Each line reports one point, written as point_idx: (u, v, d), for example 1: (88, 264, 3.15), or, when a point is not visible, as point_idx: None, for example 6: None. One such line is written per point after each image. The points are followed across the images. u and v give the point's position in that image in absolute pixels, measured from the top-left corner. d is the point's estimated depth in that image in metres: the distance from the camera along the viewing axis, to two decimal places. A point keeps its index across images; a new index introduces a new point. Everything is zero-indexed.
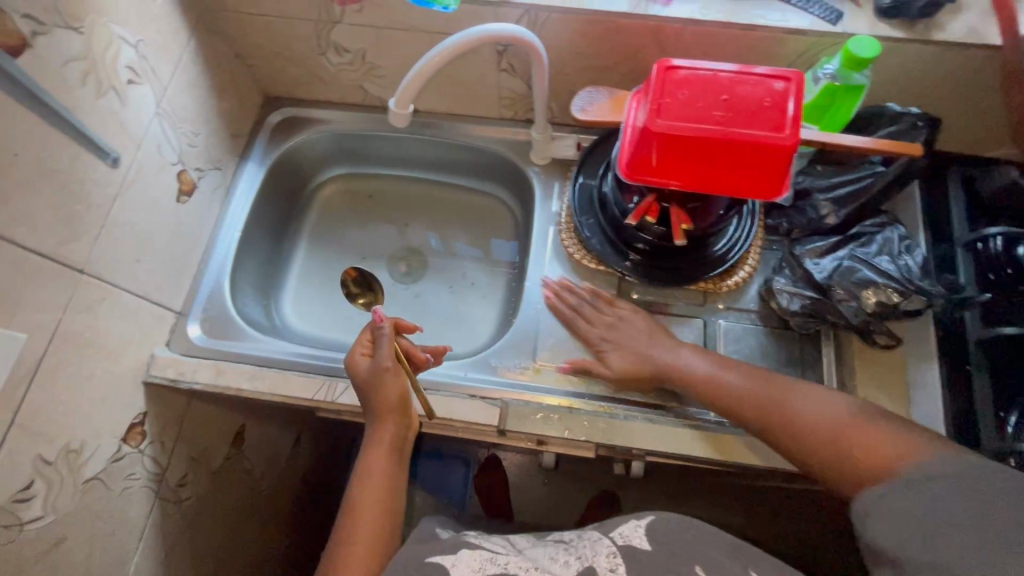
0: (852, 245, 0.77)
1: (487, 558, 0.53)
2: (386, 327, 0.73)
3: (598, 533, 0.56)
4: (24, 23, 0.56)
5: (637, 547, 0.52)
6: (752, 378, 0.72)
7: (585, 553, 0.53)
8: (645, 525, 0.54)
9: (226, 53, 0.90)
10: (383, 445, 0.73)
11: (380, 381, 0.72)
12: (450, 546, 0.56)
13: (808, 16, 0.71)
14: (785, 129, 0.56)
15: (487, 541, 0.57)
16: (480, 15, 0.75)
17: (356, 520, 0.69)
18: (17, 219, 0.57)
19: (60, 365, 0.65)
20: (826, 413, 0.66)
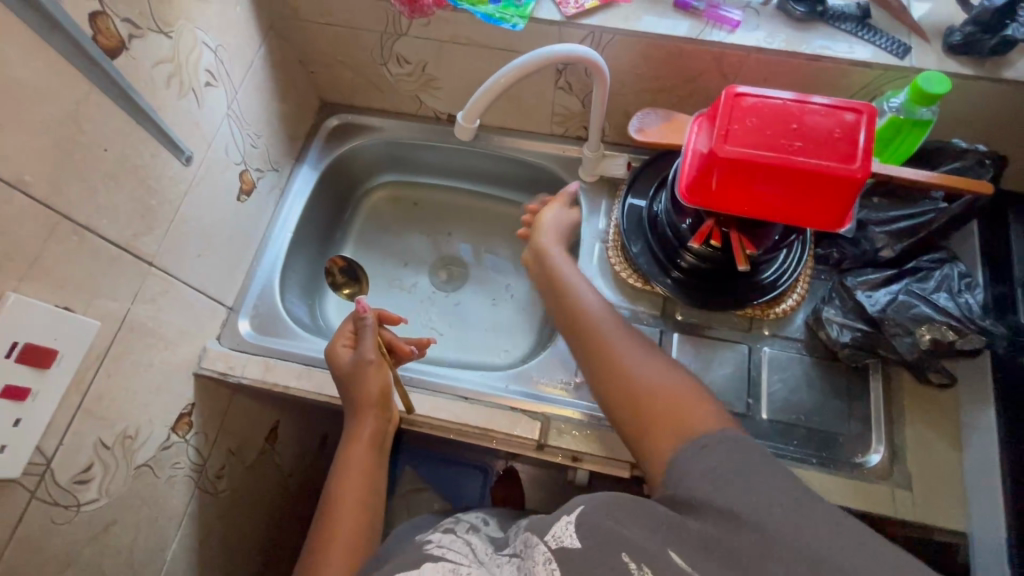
0: (908, 279, 0.76)
1: (450, 568, 0.53)
2: (369, 316, 0.78)
3: (537, 536, 0.49)
4: (124, 27, 0.59)
5: (569, 548, 0.45)
6: (609, 315, 0.69)
7: (528, 564, 0.47)
8: (576, 520, 0.47)
9: (290, 59, 0.93)
10: (365, 440, 0.75)
11: (362, 373, 0.76)
12: (414, 561, 0.55)
13: (875, 49, 0.70)
14: (855, 160, 0.56)
15: (450, 552, 0.57)
16: (546, 35, 0.77)
17: (336, 512, 0.71)
18: (100, 211, 0.60)
19: (125, 353, 0.67)
20: (655, 370, 0.60)
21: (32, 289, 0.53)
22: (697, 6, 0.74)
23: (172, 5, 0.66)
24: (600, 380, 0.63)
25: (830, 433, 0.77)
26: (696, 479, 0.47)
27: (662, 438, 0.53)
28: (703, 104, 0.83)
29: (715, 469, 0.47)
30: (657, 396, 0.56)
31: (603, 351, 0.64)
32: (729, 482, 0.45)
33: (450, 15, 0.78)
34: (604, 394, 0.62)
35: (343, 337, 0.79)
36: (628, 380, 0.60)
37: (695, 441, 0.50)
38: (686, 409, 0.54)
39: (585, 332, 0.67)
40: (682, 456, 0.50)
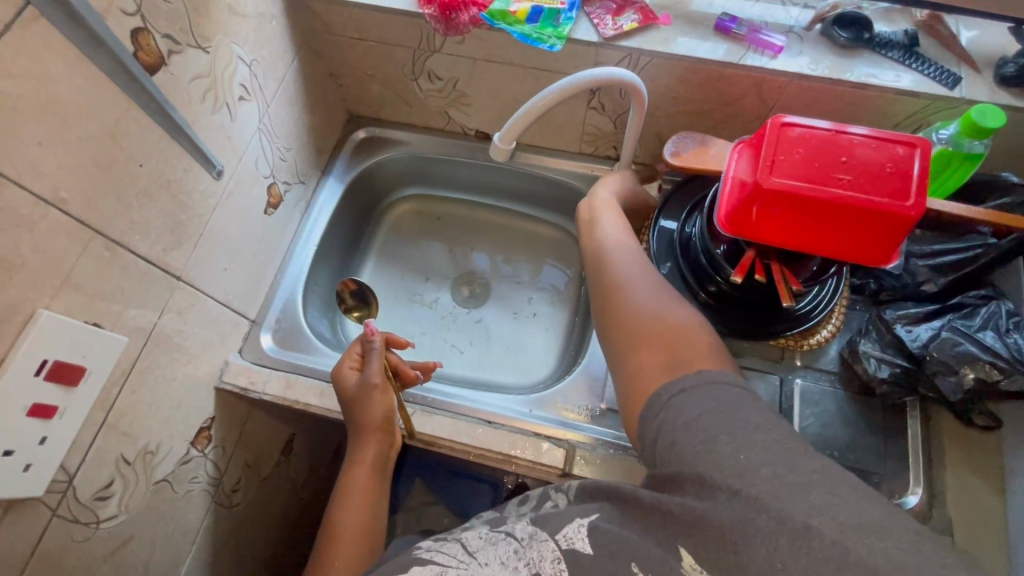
0: (952, 316, 0.73)
1: (437, 573, 0.51)
2: (377, 339, 0.76)
3: (545, 531, 0.51)
4: (164, 42, 0.58)
5: (580, 551, 0.47)
6: (636, 260, 0.69)
7: (532, 557, 0.49)
8: (589, 525, 0.49)
9: (320, 72, 0.93)
10: (368, 463, 0.74)
11: (367, 398, 0.74)
12: (401, 568, 0.53)
13: (923, 79, 0.68)
14: (909, 197, 0.54)
15: (438, 551, 0.54)
16: (583, 55, 0.76)
17: (336, 538, 0.70)
18: (133, 226, 0.59)
19: (151, 367, 0.66)
20: (669, 309, 0.62)
21: (63, 306, 0.53)
22: (738, 30, 0.72)
23: (212, 20, 0.65)
24: (606, 310, 0.65)
25: (865, 472, 0.74)
26: (681, 430, 0.49)
27: (653, 365, 0.57)
28: (740, 128, 0.81)
29: (696, 419, 0.49)
30: (663, 331, 0.59)
31: (621, 287, 0.65)
32: (709, 432, 0.47)
33: (485, 33, 0.77)
34: (608, 322, 0.65)
35: (349, 358, 0.78)
36: (636, 311, 0.62)
37: (688, 376, 0.53)
38: (687, 345, 0.57)
39: (606, 268, 0.69)
40: (675, 388, 0.52)
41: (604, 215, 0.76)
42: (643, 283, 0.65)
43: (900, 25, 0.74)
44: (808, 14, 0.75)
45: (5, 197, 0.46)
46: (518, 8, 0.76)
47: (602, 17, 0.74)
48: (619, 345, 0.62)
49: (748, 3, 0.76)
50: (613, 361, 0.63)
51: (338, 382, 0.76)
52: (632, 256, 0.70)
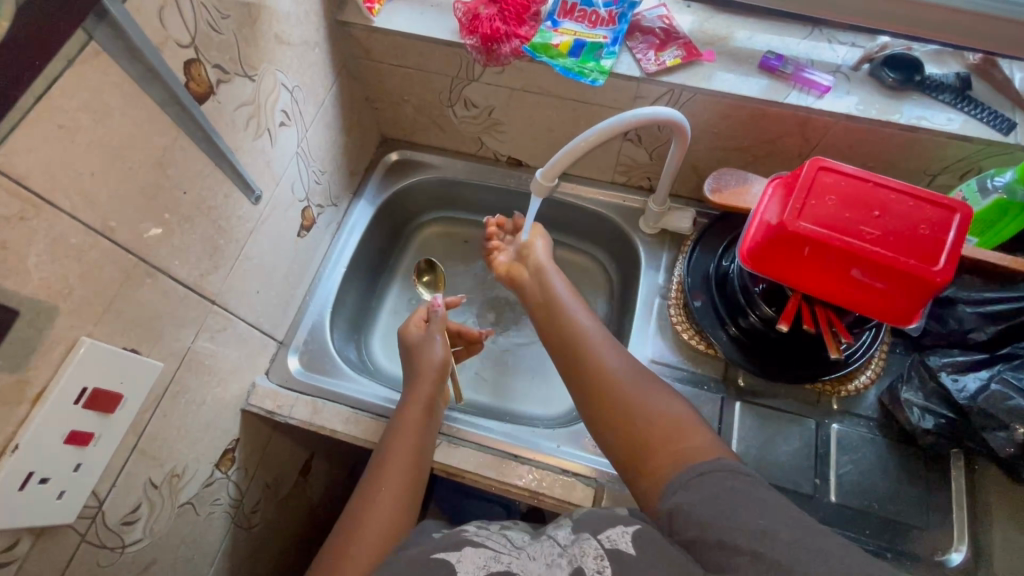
0: (1002, 366, 0.68)
1: (490, 557, 0.50)
2: (441, 310, 0.83)
3: (587, 532, 0.51)
4: (214, 72, 0.59)
5: (624, 553, 0.47)
6: (624, 357, 0.66)
7: (574, 553, 0.48)
8: (633, 532, 0.49)
9: (358, 96, 0.93)
10: (421, 402, 0.73)
11: (429, 344, 0.80)
12: (452, 542, 0.52)
13: (976, 123, 0.67)
14: (938, 263, 0.53)
15: (490, 537, 0.53)
16: (623, 90, 0.75)
17: (384, 476, 0.66)
18: (173, 252, 0.59)
19: (182, 391, 0.66)
20: (652, 395, 0.61)
21: (104, 333, 0.52)
22: (783, 68, 0.71)
23: (260, 49, 0.66)
24: (600, 413, 0.62)
25: (904, 525, 0.71)
26: (694, 505, 0.48)
27: (663, 464, 0.55)
28: (781, 165, 0.80)
29: (712, 495, 0.48)
30: (657, 422, 0.58)
31: (606, 392, 0.62)
32: (724, 514, 0.46)
33: (526, 65, 0.77)
34: (603, 424, 0.61)
35: (415, 325, 0.83)
36: (633, 411, 0.60)
37: (700, 466, 0.52)
38: (682, 434, 0.56)
39: (580, 360, 0.67)
40: (690, 478, 0.51)
41: (576, 307, 0.74)
42: (620, 370, 0.64)
43: (953, 67, 0.73)
44: (856, 53, 0.74)
45: (56, 228, 0.46)
46: (560, 42, 0.76)
47: (645, 52, 0.74)
48: (611, 430, 0.60)
49: (794, 41, 0.75)
50: (617, 454, 0.60)
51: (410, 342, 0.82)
52: (617, 349, 0.68)
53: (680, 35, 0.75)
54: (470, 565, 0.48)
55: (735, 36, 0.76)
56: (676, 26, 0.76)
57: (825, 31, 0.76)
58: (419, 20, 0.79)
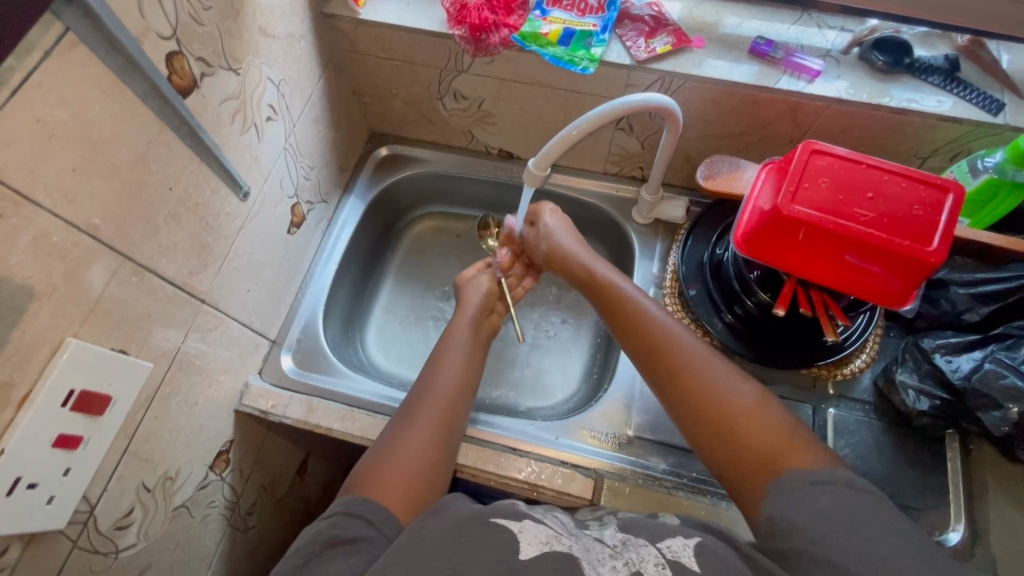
0: (995, 346, 0.69)
1: (551, 535, 0.50)
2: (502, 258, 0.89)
3: (644, 539, 0.51)
4: (197, 65, 0.58)
5: (686, 566, 0.47)
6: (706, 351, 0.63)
7: (631, 557, 0.49)
8: (695, 546, 0.49)
9: (345, 90, 0.92)
10: (466, 320, 0.79)
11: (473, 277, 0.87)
12: (510, 512, 0.52)
13: (965, 104, 0.67)
14: (932, 243, 0.53)
15: (546, 517, 0.53)
16: (613, 78, 0.75)
17: (413, 425, 0.64)
18: (160, 251, 0.58)
19: (173, 392, 0.65)
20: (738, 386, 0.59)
21: (90, 334, 0.51)
22: (774, 53, 0.71)
23: (243, 42, 0.65)
24: (680, 406, 0.61)
25: (902, 507, 0.71)
26: (803, 518, 0.48)
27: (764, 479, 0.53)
28: (772, 151, 0.80)
29: (825, 512, 0.48)
30: (744, 418, 0.57)
31: (687, 391, 0.60)
32: (839, 535, 0.46)
33: (515, 55, 0.76)
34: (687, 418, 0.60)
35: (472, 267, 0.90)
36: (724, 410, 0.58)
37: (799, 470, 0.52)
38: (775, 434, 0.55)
39: (654, 345, 0.65)
40: (799, 484, 0.51)
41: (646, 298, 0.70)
42: (705, 365, 0.61)
43: (941, 50, 0.73)
44: (845, 37, 0.74)
45: (38, 226, 0.44)
46: (549, 31, 0.75)
47: (635, 40, 0.73)
48: (696, 427, 0.59)
49: (783, 26, 0.75)
50: (706, 452, 0.58)
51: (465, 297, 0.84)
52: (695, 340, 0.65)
53: (669, 23, 0.74)
54: (533, 537, 0.49)
55: (725, 23, 0.75)
56: (665, 13, 0.76)
57: (814, 16, 0.76)
58: (406, 11, 0.78)
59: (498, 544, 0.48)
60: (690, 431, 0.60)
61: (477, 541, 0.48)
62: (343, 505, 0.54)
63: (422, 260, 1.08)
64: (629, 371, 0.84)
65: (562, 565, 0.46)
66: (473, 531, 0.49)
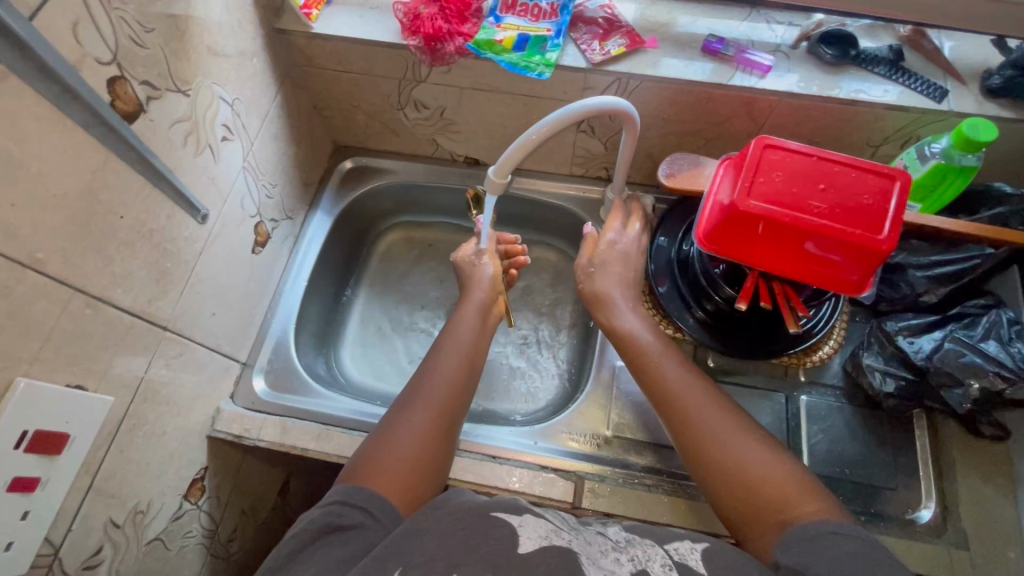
0: (953, 326, 0.72)
1: (550, 529, 0.50)
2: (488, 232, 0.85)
3: (650, 539, 0.52)
4: (142, 89, 0.57)
5: (692, 568, 0.48)
6: (717, 404, 0.64)
7: (636, 554, 0.49)
8: (702, 551, 0.50)
9: (305, 105, 0.91)
10: (475, 304, 0.78)
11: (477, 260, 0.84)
12: (512, 506, 0.52)
13: (911, 93, 0.69)
14: (882, 232, 0.55)
15: (547, 513, 0.54)
16: (571, 82, 0.75)
17: (413, 413, 0.63)
18: (115, 281, 0.57)
19: (139, 424, 0.63)
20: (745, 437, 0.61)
21: (42, 371, 0.50)
22: (726, 50, 0.72)
23: (191, 62, 0.64)
24: (692, 457, 0.62)
25: (876, 488, 0.73)
26: (823, 560, 0.48)
27: (769, 529, 0.54)
28: (732, 147, 0.81)
29: (835, 556, 0.48)
30: (754, 474, 0.57)
31: (699, 442, 0.61)
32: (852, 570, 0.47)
33: (472, 63, 0.76)
34: (699, 468, 0.61)
35: (462, 249, 0.86)
36: (734, 464, 0.59)
37: (806, 520, 0.52)
38: (778, 483, 0.56)
39: (668, 398, 0.66)
40: (810, 531, 0.51)
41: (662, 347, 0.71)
42: (713, 419, 0.62)
43: (885, 40, 0.75)
44: (794, 32, 0.75)
45: None
46: (504, 37, 0.75)
47: (589, 43, 0.74)
48: (709, 477, 0.60)
49: (734, 23, 0.77)
50: (715, 501, 0.59)
51: (470, 278, 0.82)
52: (706, 392, 0.65)
53: (623, 24, 0.75)
54: (533, 532, 0.49)
55: (677, 22, 0.76)
56: (618, 15, 0.76)
57: (763, 13, 0.78)
58: (359, 23, 0.78)
59: (498, 538, 0.48)
60: (702, 479, 0.61)
61: (480, 532, 0.48)
62: (340, 494, 0.53)
63: (395, 271, 1.07)
64: (606, 372, 0.85)
65: (562, 558, 0.46)
66: (473, 522, 0.49)
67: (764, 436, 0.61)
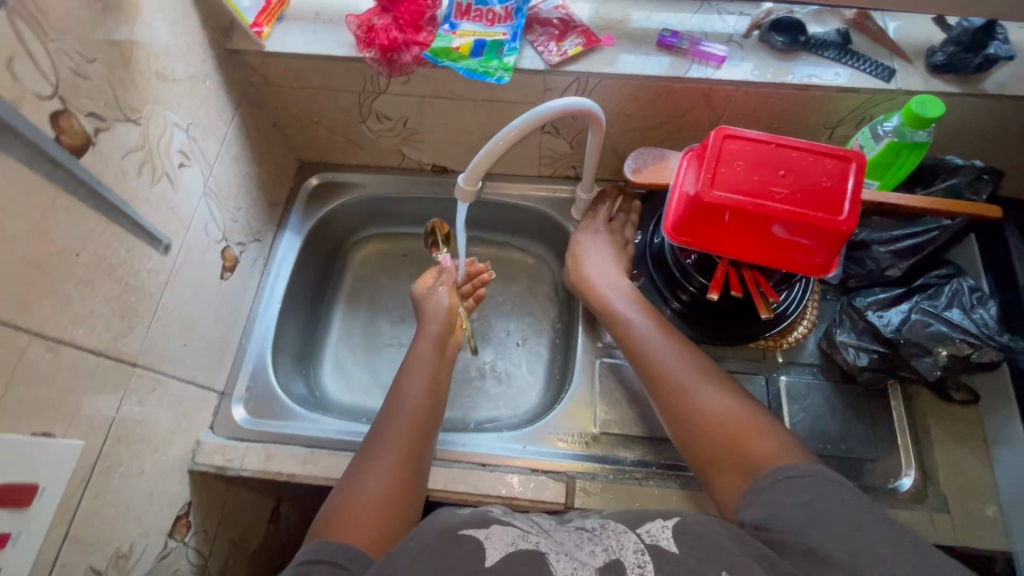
0: (919, 297, 0.74)
1: (518, 534, 0.49)
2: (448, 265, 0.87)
3: (623, 525, 0.51)
4: (89, 121, 0.55)
5: (665, 549, 0.47)
6: (691, 362, 0.66)
7: (611, 544, 0.48)
8: (673, 526, 0.49)
9: (264, 124, 0.89)
10: (428, 338, 0.78)
11: (431, 293, 0.84)
12: (478, 519, 0.52)
13: (861, 74, 0.71)
14: (842, 212, 0.56)
15: (517, 518, 0.53)
16: (531, 84, 0.75)
17: (381, 447, 0.64)
18: (77, 320, 0.55)
19: (113, 465, 0.61)
20: (724, 406, 0.61)
21: (5, 423, 0.48)
22: (680, 43, 0.73)
23: (140, 90, 0.62)
24: (668, 413, 0.64)
25: (859, 461, 0.75)
26: (783, 511, 0.49)
27: (735, 478, 0.56)
28: (694, 138, 0.82)
29: (806, 504, 0.49)
30: (722, 425, 0.59)
31: (672, 398, 0.64)
32: (817, 518, 0.47)
33: (430, 71, 0.75)
34: (674, 425, 0.64)
35: (423, 281, 0.86)
36: (704, 418, 0.61)
37: (773, 468, 0.54)
38: (756, 447, 0.56)
39: (644, 359, 0.68)
40: (777, 478, 0.52)
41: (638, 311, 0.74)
42: (685, 376, 0.65)
43: (833, 25, 0.77)
44: (745, 21, 0.77)
45: None
46: (460, 44, 0.75)
47: (546, 44, 0.74)
48: (683, 432, 0.62)
49: (686, 16, 0.78)
50: (688, 455, 0.62)
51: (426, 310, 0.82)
52: (681, 352, 0.68)
53: (578, 23, 0.75)
54: (499, 541, 0.48)
55: (631, 18, 0.77)
56: (573, 15, 0.76)
57: (714, 4, 0.79)
58: (313, 38, 0.76)
59: (464, 555, 0.47)
60: (677, 435, 0.63)
61: (446, 554, 0.47)
62: (306, 556, 0.51)
63: (371, 285, 1.06)
64: (588, 370, 0.85)
65: (529, 563, 0.46)
66: (442, 543, 0.48)
67: (735, 390, 0.63)
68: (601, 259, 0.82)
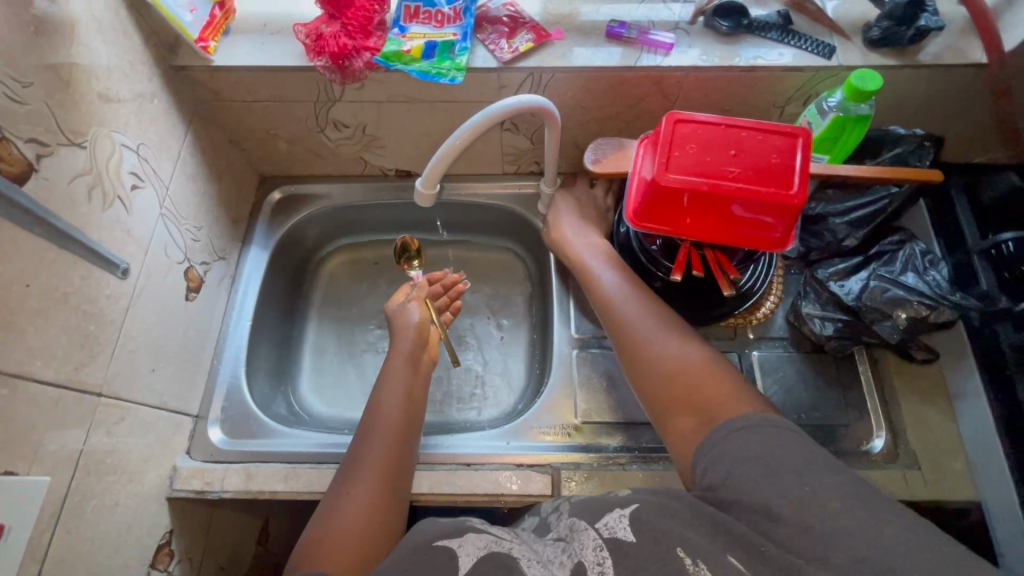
0: (876, 264, 0.77)
1: (492, 540, 0.50)
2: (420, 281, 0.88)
3: (584, 521, 0.52)
4: (29, 147, 0.53)
5: (621, 539, 0.48)
6: (660, 319, 0.67)
7: (574, 547, 0.50)
8: (629, 514, 0.51)
9: (220, 141, 0.88)
10: (400, 352, 0.78)
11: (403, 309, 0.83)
12: (454, 527, 0.52)
13: (803, 54, 0.73)
14: (793, 186, 0.58)
15: (492, 526, 0.54)
16: (486, 82, 0.76)
17: (362, 461, 0.64)
18: (33, 352, 0.53)
19: (84, 499, 0.60)
20: (686, 358, 0.62)
21: None
22: (629, 33, 0.75)
23: (82, 112, 0.60)
24: (632, 367, 0.65)
25: (833, 427, 0.77)
26: (738, 464, 0.50)
27: (690, 427, 0.57)
28: (651, 125, 0.84)
29: (755, 454, 0.50)
30: (682, 377, 0.60)
31: (637, 351, 0.65)
32: (767, 470, 0.49)
33: (383, 76, 0.75)
34: (637, 377, 0.65)
35: (395, 297, 0.86)
36: (665, 370, 0.62)
37: (727, 419, 0.55)
38: (714, 396, 0.57)
39: (614, 315, 0.70)
40: (730, 428, 0.53)
41: (611, 274, 0.75)
42: (651, 332, 0.66)
43: (774, 7, 0.79)
44: (689, 8, 0.78)
45: None
46: (411, 47, 0.75)
47: (496, 42, 0.75)
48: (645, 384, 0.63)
49: (632, 6, 0.79)
50: (649, 408, 0.63)
51: (398, 328, 0.81)
52: (649, 310, 0.69)
53: (527, 20, 0.76)
54: (472, 547, 0.49)
55: (579, 12, 0.78)
56: (521, 11, 0.77)
57: None
58: (262, 49, 0.75)
59: (439, 566, 0.47)
60: (640, 387, 0.64)
61: (419, 566, 0.48)
62: None
63: (344, 295, 1.05)
64: (566, 361, 0.86)
65: (499, 565, 0.47)
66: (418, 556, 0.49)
67: (700, 345, 0.64)
68: (581, 227, 0.83)
